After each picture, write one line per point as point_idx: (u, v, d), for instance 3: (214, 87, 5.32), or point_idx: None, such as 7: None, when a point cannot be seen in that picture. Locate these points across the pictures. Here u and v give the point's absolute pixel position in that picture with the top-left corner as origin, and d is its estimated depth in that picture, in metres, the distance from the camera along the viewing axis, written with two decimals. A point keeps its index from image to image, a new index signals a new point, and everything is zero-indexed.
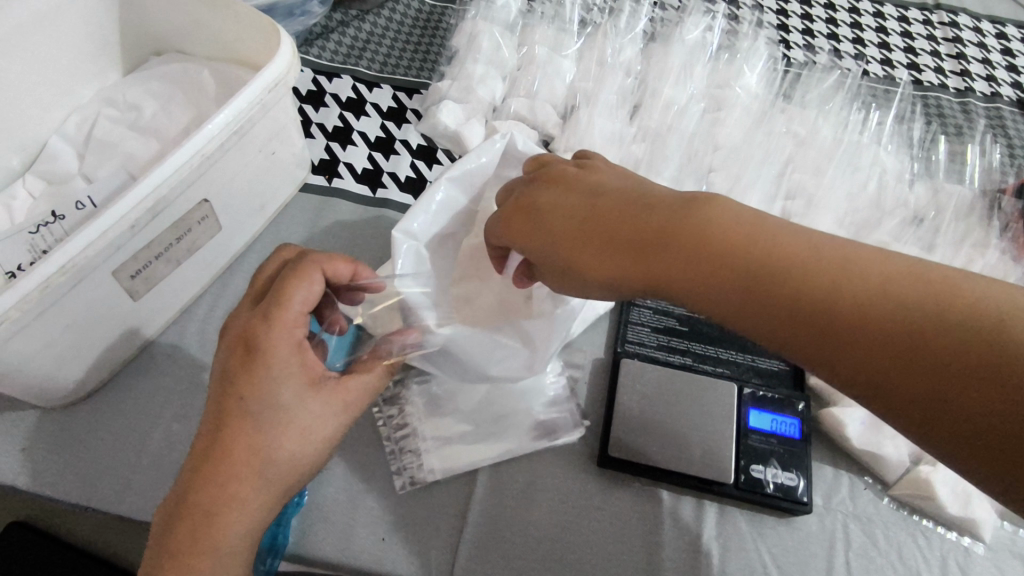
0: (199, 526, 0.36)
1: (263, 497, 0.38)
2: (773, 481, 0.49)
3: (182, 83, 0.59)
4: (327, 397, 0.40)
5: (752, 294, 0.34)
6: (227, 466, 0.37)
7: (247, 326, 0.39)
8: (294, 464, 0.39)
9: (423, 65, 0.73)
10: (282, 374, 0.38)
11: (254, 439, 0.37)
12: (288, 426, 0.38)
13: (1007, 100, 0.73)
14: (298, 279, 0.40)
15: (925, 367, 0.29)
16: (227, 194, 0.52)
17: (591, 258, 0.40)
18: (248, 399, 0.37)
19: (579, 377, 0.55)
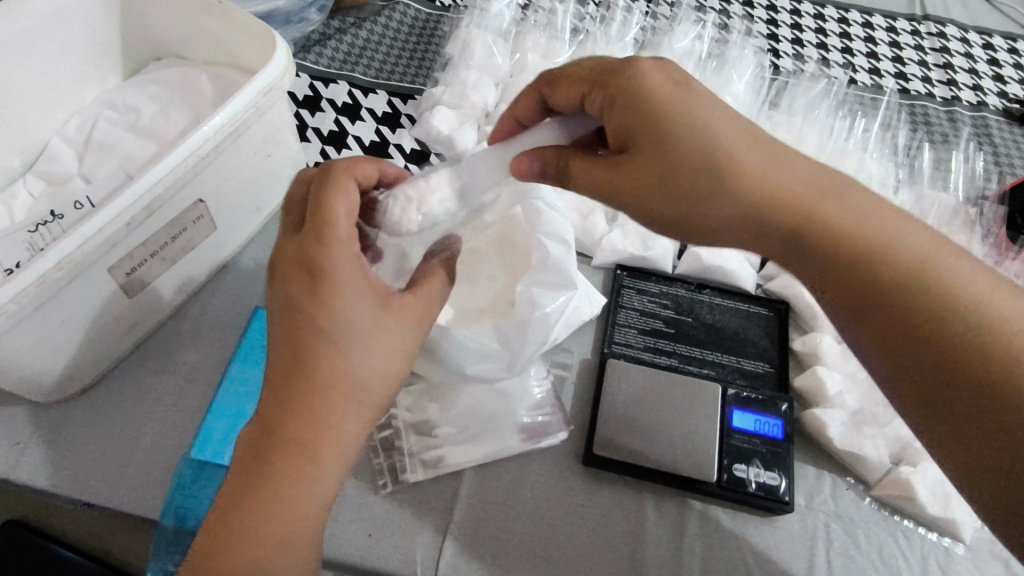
0: (307, 451, 0.37)
1: (348, 430, 0.38)
2: (755, 480, 0.50)
3: (181, 86, 0.61)
4: (398, 312, 0.40)
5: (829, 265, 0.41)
6: (327, 394, 0.37)
7: (305, 251, 0.38)
8: (381, 388, 0.39)
9: (418, 71, 0.74)
10: (352, 289, 0.38)
11: (345, 364, 0.38)
12: (366, 344, 0.38)
13: (993, 109, 0.74)
14: (336, 189, 0.40)
15: (948, 356, 0.39)
16: (222, 195, 0.53)
17: (708, 196, 0.39)
18: (331, 327, 0.38)
19: (565, 377, 0.56)
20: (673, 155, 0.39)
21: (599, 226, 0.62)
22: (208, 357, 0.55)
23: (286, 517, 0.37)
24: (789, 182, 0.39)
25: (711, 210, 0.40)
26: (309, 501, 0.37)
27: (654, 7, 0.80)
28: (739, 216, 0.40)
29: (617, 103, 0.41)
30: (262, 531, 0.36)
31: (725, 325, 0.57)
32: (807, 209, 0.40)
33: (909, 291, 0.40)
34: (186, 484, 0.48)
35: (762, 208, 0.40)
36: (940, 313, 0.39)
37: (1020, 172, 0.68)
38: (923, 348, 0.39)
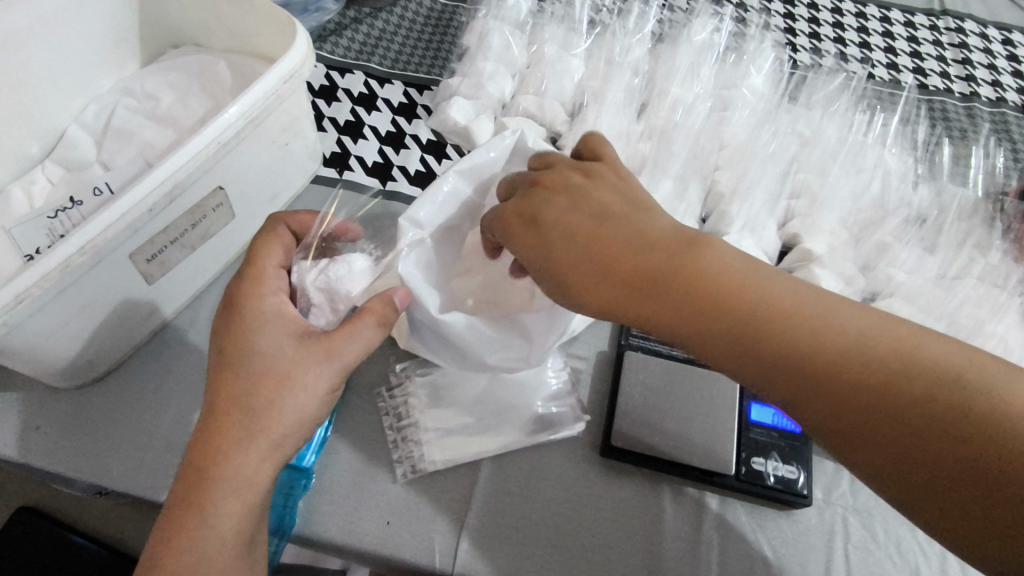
0: (208, 464, 0.40)
1: (258, 447, 0.40)
2: (774, 473, 0.49)
3: (199, 73, 0.61)
4: (307, 348, 0.42)
5: (749, 338, 0.37)
6: (225, 411, 0.41)
7: (230, 287, 0.45)
8: (291, 411, 0.41)
9: (434, 62, 0.74)
10: (265, 326, 0.43)
11: (240, 387, 0.41)
12: (267, 373, 0.41)
13: (1013, 105, 0.73)
14: (266, 241, 0.47)
15: (897, 412, 0.33)
16: (240, 183, 0.53)
17: (641, 272, 0.39)
18: (237, 351, 0.42)
19: (582, 369, 0.56)
20: (592, 240, 0.41)
21: None
22: None
23: (200, 524, 0.39)
24: (736, 266, 0.39)
25: (631, 287, 0.39)
26: (219, 511, 0.39)
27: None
28: (665, 296, 0.38)
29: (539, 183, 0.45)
30: (180, 534, 0.39)
31: None
32: (752, 294, 0.37)
33: (835, 350, 0.35)
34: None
35: (687, 288, 0.38)
36: (888, 380, 0.34)
37: None
38: (870, 404, 0.34)
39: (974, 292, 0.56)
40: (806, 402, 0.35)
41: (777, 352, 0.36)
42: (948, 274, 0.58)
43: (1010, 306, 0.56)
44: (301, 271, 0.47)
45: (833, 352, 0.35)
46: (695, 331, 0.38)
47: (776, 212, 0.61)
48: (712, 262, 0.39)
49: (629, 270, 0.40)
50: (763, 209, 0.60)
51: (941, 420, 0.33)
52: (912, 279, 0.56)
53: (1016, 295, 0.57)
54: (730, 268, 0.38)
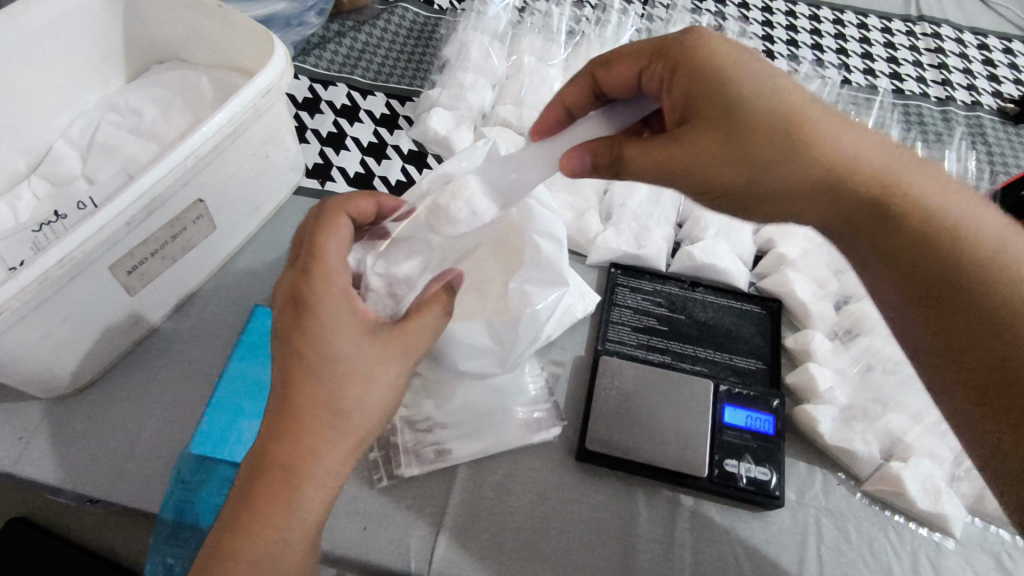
0: (286, 473, 0.38)
1: (345, 444, 0.39)
2: (746, 475, 0.50)
3: (182, 88, 0.62)
4: (386, 342, 0.41)
5: (834, 206, 0.42)
6: (300, 415, 0.38)
7: (294, 282, 0.40)
8: (371, 411, 0.40)
9: (416, 74, 0.75)
10: (340, 322, 0.40)
11: (319, 390, 0.39)
12: (350, 372, 0.39)
13: (988, 109, 0.74)
14: (327, 228, 0.43)
15: (950, 282, 0.40)
16: (221, 195, 0.54)
17: (776, 139, 0.40)
18: (309, 352, 0.39)
19: (558, 375, 0.57)
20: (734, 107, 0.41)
21: (592, 225, 0.62)
22: (206, 355, 0.56)
23: (281, 530, 0.37)
24: (836, 128, 0.41)
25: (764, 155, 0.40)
26: (301, 513, 0.38)
27: (650, 9, 0.81)
28: (797, 165, 0.40)
29: (678, 73, 0.43)
30: (256, 543, 0.37)
31: (718, 322, 0.58)
32: (850, 163, 0.40)
33: (914, 218, 0.40)
34: (218, 491, 0.50)
35: (813, 166, 0.40)
36: (950, 247, 0.40)
37: (1014, 171, 0.68)
38: (940, 280, 0.40)
39: None
40: (884, 245, 0.42)
41: (866, 217, 0.42)
42: None
43: None
44: (359, 257, 0.50)
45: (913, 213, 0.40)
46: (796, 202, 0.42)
47: None
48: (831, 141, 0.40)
49: (759, 138, 0.40)
50: None
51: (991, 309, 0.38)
52: None
53: None
54: (842, 140, 0.41)
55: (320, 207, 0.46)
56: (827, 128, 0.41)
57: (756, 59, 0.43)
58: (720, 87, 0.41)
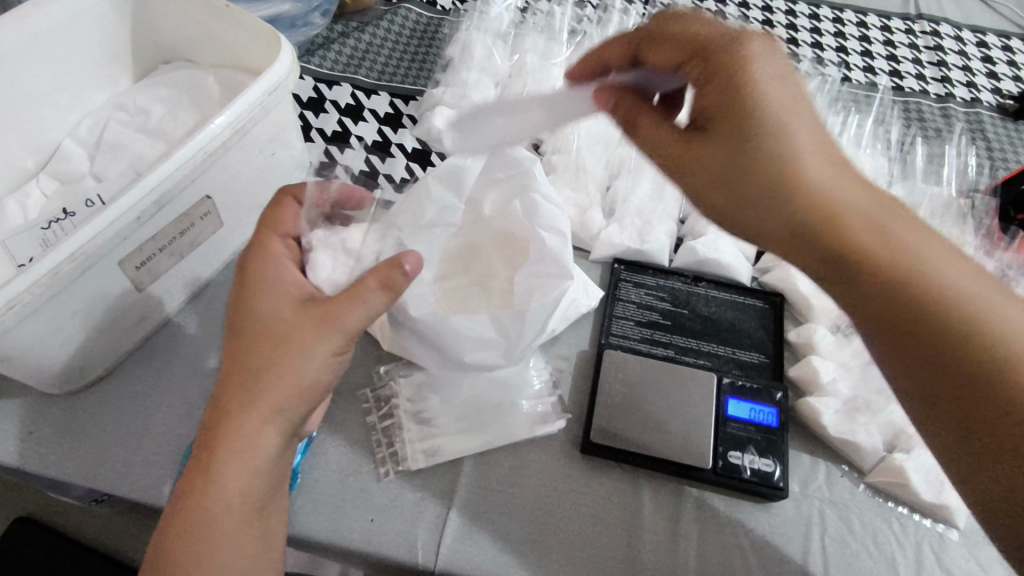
0: (212, 425, 0.41)
1: (262, 405, 0.41)
2: (750, 467, 0.51)
3: (188, 87, 0.62)
4: (308, 312, 0.43)
5: (831, 261, 0.42)
6: (229, 371, 0.42)
7: (243, 259, 0.46)
8: (290, 376, 0.42)
9: (419, 73, 0.76)
10: (269, 293, 0.44)
11: (241, 351, 0.42)
12: (267, 336, 0.42)
13: (987, 105, 0.75)
14: (276, 214, 0.49)
15: (922, 331, 0.39)
16: (227, 191, 0.55)
17: (766, 184, 0.41)
18: (246, 316, 0.43)
19: (562, 369, 0.57)
20: (752, 153, 0.41)
21: (596, 221, 0.63)
22: (212, 350, 0.56)
23: (210, 486, 0.40)
24: (852, 207, 0.41)
25: (756, 194, 0.42)
26: (225, 470, 0.40)
27: (651, 9, 0.82)
28: (777, 223, 0.42)
29: (710, 77, 0.42)
30: (191, 494, 0.40)
31: (721, 317, 0.58)
32: (863, 239, 0.40)
33: (903, 295, 0.39)
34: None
35: (800, 213, 0.41)
36: (937, 299, 0.39)
37: (1014, 166, 0.69)
38: (915, 328, 0.39)
39: None
40: (861, 305, 0.41)
41: (852, 264, 0.41)
42: None
43: None
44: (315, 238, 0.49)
45: (916, 286, 0.39)
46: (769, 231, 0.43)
47: None
48: (834, 197, 0.41)
49: (756, 172, 0.41)
50: None
51: (964, 374, 0.38)
52: None
53: None
54: (849, 205, 0.41)
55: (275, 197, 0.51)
56: (841, 218, 0.41)
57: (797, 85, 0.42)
58: (730, 102, 0.41)
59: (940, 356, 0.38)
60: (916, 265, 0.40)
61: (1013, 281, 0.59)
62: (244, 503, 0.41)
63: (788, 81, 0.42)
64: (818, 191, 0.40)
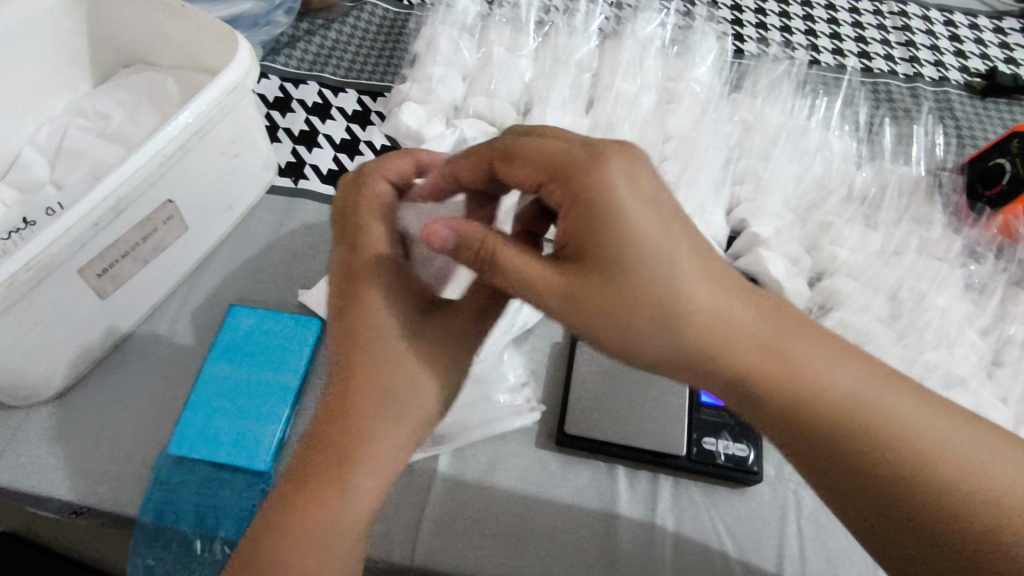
0: (334, 445, 0.39)
1: (398, 429, 0.40)
2: (724, 452, 0.51)
3: (149, 90, 0.61)
4: (429, 330, 0.42)
5: (769, 400, 0.36)
6: (346, 394, 0.40)
7: (350, 258, 0.42)
8: (424, 393, 0.41)
9: (387, 69, 0.75)
10: (385, 299, 0.41)
11: (367, 371, 0.40)
12: (409, 349, 0.41)
13: (955, 84, 0.75)
14: (368, 206, 0.44)
15: (848, 466, 0.36)
16: (190, 194, 0.54)
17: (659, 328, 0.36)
18: (370, 328, 0.41)
19: (537, 362, 0.57)
20: (624, 280, 0.35)
21: None
22: (181, 356, 0.56)
23: (339, 505, 0.38)
24: (781, 332, 0.37)
25: (711, 357, 0.36)
26: (361, 490, 0.39)
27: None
28: (704, 367, 0.36)
29: (579, 201, 0.36)
30: (326, 515, 0.38)
31: None
32: (791, 377, 0.36)
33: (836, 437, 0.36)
34: (197, 490, 0.49)
35: (697, 351, 0.36)
36: (847, 422, 0.36)
37: (982, 144, 0.69)
38: (856, 466, 0.36)
39: (916, 266, 0.57)
40: (803, 454, 0.37)
41: (794, 415, 0.36)
42: (889, 249, 0.59)
43: (952, 277, 0.57)
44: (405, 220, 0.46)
45: (862, 419, 0.36)
46: (693, 377, 0.37)
47: (723, 198, 0.62)
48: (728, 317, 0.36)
49: (684, 356, 0.36)
50: (709, 197, 0.61)
51: (914, 500, 0.35)
52: (855, 256, 0.58)
53: (958, 265, 0.58)
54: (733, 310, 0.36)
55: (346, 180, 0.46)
56: (738, 313, 0.36)
57: (690, 223, 0.37)
58: (614, 246, 0.35)
59: (864, 472, 0.36)
60: (838, 390, 0.36)
61: (982, 257, 0.60)
62: (356, 525, 0.39)
63: (661, 200, 0.36)
64: (676, 313, 0.35)
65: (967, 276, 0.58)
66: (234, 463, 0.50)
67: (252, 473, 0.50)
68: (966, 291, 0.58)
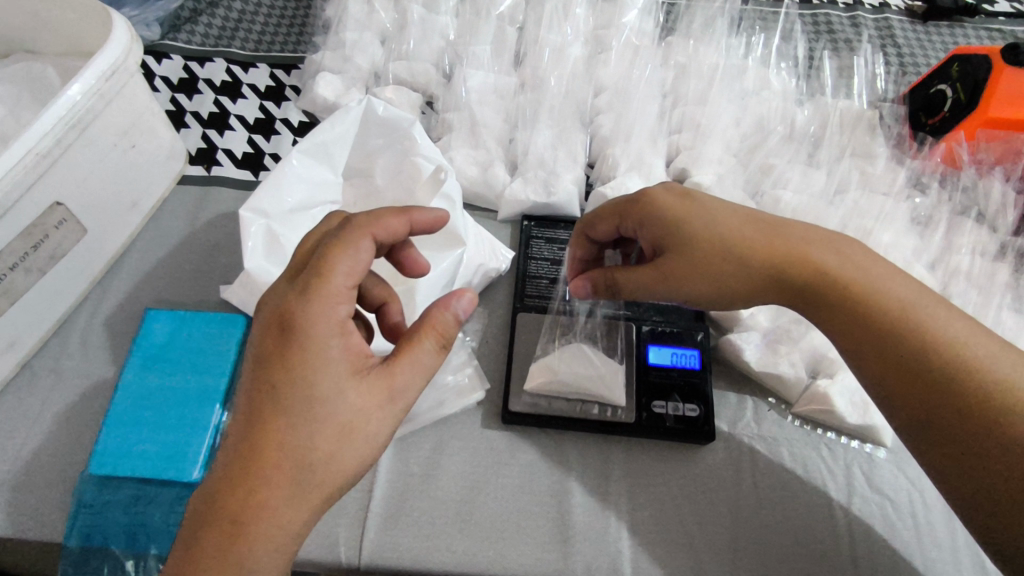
0: (232, 517, 0.32)
1: (315, 497, 0.33)
2: (674, 414, 0.49)
3: (29, 82, 0.56)
4: (371, 386, 0.35)
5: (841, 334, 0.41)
6: (257, 459, 0.32)
7: (284, 303, 0.34)
8: (349, 466, 0.34)
9: (300, 38, 0.70)
10: (325, 366, 0.34)
11: (287, 435, 0.33)
12: (337, 419, 0.34)
13: (896, 9, 0.73)
14: (343, 247, 0.36)
15: (909, 376, 0.39)
16: (83, 194, 0.49)
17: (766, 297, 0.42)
18: (300, 386, 0.33)
19: (479, 338, 0.54)
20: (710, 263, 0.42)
21: (500, 176, 0.58)
22: (98, 368, 0.52)
23: None
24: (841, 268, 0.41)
25: (757, 289, 0.42)
26: (260, 568, 0.32)
27: None
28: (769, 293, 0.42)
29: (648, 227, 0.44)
30: None
31: None
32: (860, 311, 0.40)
33: (891, 347, 0.39)
34: (124, 510, 0.46)
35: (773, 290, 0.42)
36: (911, 343, 0.39)
37: (923, 70, 0.67)
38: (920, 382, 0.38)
39: (861, 203, 0.55)
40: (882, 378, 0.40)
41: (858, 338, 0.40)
42: (833, 189, 0.57)
43: (898, 211, 0.55)
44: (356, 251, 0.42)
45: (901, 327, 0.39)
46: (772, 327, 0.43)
47: (661, 149, 0.59)
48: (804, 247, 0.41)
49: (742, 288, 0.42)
50: (646, 148, 0.58)
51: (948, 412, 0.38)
52: (799, 197, 0.55)
53: (903, 199, 0.56)
54: (849, 282, 0.40)
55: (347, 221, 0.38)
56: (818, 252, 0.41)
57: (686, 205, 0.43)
58: (691, 238, 0.42)
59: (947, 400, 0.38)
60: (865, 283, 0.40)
61: (927, 188, 0.58)
62: None
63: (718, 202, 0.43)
64: (720, 261, 0.42)
65: (913, 208, 0.56)
66: (161, 477, 0.46)
67: (182, 486, 0.47)
68: (912, 225, 0.56)
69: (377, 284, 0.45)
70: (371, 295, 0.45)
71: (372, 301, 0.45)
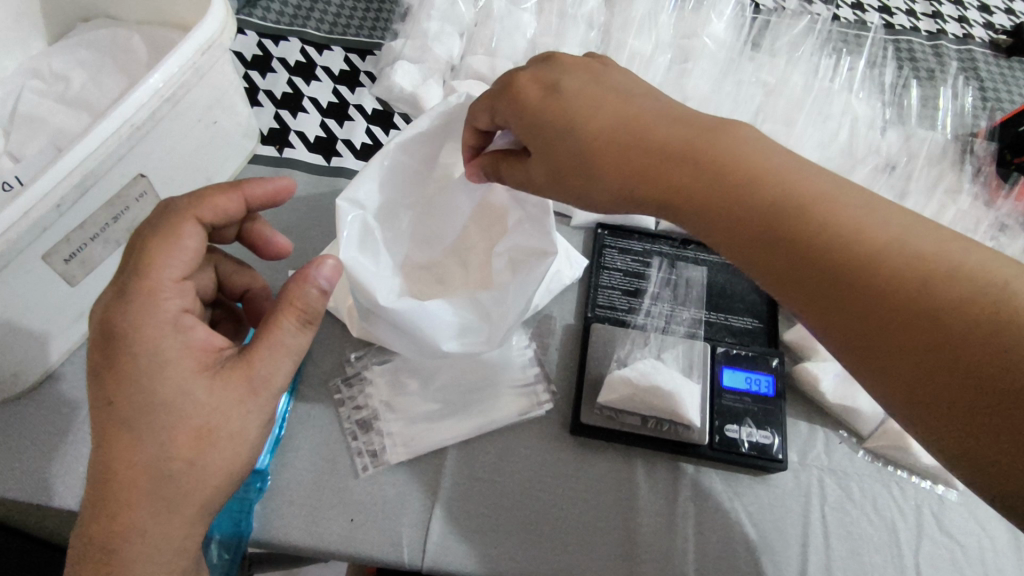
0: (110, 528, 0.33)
1: (189, 503, 0.35)
2: (748, 440, 0.48)
3: (111, 49, 0.55)
4: (221, 382, 0.35)
5: (789, 253, 0.34)
6: (118, 476, 0.33)
7: (105, 309, 0.34)
8: (219, 468, 0.35)
9: (376, 24, 0.69)
10: (162, 373, 0.34)
11: (139, 447, 0.33)
12: (187, 424, 0.34)
13: (980, 41, 0.71)
14: (165, 241, 0.36)
15: (908, 318, 0.30)
16: (165, 168, 0.49)
17: (748, 193, 0.35)
18: (138, 397, 0.33)
19: (547, 345, 0.53)
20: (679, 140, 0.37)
21: None
22: None
23: None
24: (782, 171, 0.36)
25: (730, 200, 0.35)
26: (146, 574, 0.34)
27: None
28: (740, 214, 0.35)
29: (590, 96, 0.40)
30: None
31: (712, 281, 0.55)
32: (861, 228, 0.33)
33: (905, 279, 0.31)
34: None
35: (732, 188, 0.35)
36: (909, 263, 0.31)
37: (1008, 106, 0.66)
38: (915, 312, 0.30)
39: None
40: (864, 308, 0.32)
41: (835, 253, 0.33)
42: None
43: None
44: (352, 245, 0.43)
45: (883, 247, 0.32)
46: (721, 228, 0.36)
47: None
48: (787, 158, 0.36)
49: (715, 189, 0.36)
50: None
51: (950, 340, 0.29)
52: None
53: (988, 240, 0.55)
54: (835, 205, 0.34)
55: (163, 209, 0.37)
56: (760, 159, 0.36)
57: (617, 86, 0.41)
58: (617, 119, 0.39)
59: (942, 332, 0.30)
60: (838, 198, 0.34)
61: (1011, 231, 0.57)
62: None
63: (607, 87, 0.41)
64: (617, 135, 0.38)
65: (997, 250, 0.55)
66: None
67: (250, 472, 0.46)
68: None
69: (239, 271, 0.45)
70: (231, 282, 0.45)
71: (235, 288, 0.46)
